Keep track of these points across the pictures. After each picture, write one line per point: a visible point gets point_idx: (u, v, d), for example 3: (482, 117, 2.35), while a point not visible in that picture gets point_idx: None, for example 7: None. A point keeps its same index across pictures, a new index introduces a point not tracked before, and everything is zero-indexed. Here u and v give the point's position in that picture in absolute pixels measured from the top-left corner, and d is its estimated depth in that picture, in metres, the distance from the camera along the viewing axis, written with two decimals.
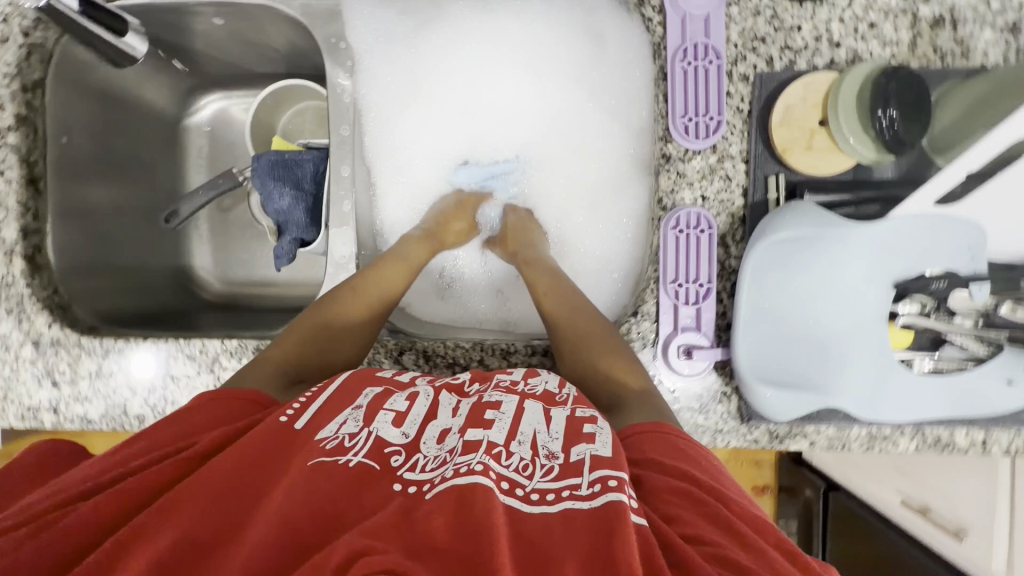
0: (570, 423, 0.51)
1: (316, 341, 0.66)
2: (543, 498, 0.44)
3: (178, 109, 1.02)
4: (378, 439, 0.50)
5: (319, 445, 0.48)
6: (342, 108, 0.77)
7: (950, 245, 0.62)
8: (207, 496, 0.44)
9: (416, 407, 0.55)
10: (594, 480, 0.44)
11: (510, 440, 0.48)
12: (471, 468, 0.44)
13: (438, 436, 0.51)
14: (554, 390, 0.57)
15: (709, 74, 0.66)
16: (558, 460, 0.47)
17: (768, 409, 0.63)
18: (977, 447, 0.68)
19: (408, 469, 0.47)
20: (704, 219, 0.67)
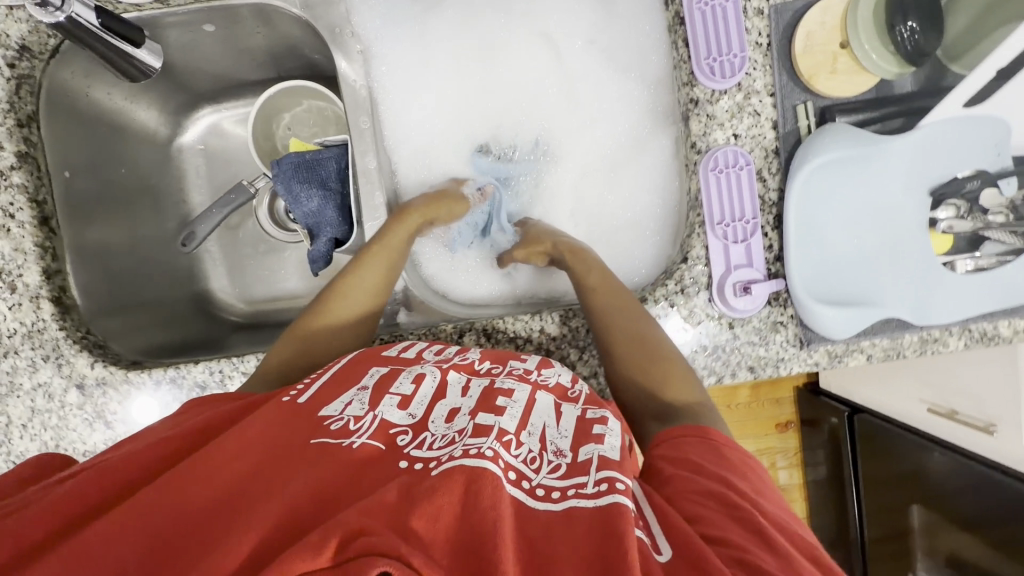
0: (580, 424, 0.51)
1: (317, 341, 0.64)
2: (549, 495, 0.44)
3: (169, 130, 0.98)
4: (383, 422, 0.51)
5: (324, 426, 0.50)
6: (358, 100, 0.76)
7: (978, 146, 0.64)
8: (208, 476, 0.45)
9: (423, 388, 0.55)
10: (601, 480, 0.43)
11: (521, 429, 0.49)
12: (481, 452, 0.45)
13: (447, 415, 0.52)
14: (567, 384, 0.57)
15: (725, 13, 0.66)
16: (566, 458, 0.47)
17: (827, 328, 0.66)
18: (1021, 335, 0.71)
19: (415, 447, 0.48)
20: (740, 156, 0.68)
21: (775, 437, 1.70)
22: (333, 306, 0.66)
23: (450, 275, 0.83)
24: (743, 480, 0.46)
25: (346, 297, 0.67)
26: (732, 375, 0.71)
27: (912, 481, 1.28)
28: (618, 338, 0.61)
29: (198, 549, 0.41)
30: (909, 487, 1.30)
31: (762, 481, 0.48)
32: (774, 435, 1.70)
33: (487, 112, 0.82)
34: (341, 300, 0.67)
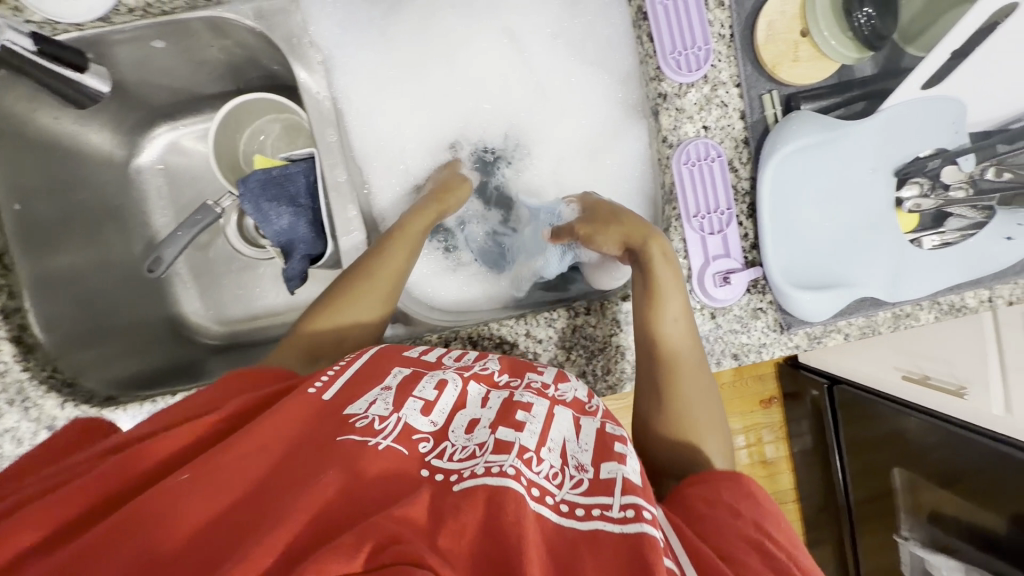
0: (599, 436, 0.52)
1: (332, 330, 0.64)
2: (573, 512, 0.45)
3: (125, 151, 0.94)
4: (406, 426, 0.49)
5: (349, 424, 0.49)
6: (323, 113, 0.73)
7: (936, 124, 0.67)
8: (228, 472, 0.43)
9: (444, 397, 0.53)
10: (627, 505, 0.44)
11: (540, 446, 0.49)
12: (503, 471, 0.45)
13: (466, 426, 0.51)
14: (584, 399, 0.56)
15: (688, 4, 0.66)
16: (588, 473, 0.48)
17: (803, 312, 0.67)
18: (986, 304, 0.73)
19: (436, 456, 0.48)
20: (711, 148, 0.68)
21: (761, 413, 1.77)
22: (348, 300, 0.65)
23: (432, 281, 0.82)
24: (774, 528, 0.47)
25: (366, 295, 0.66)
26: (717, 363, 0.72)
27: (891, 444, 1.32)
28: (680, 395, 0.59)
29: (221, 549, 0.39)
30: (890, 448, 1.32)
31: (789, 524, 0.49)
32: (759, 412, 1.77)
33: (459, 113, 0.81)
34: (359, 295, 0.66)
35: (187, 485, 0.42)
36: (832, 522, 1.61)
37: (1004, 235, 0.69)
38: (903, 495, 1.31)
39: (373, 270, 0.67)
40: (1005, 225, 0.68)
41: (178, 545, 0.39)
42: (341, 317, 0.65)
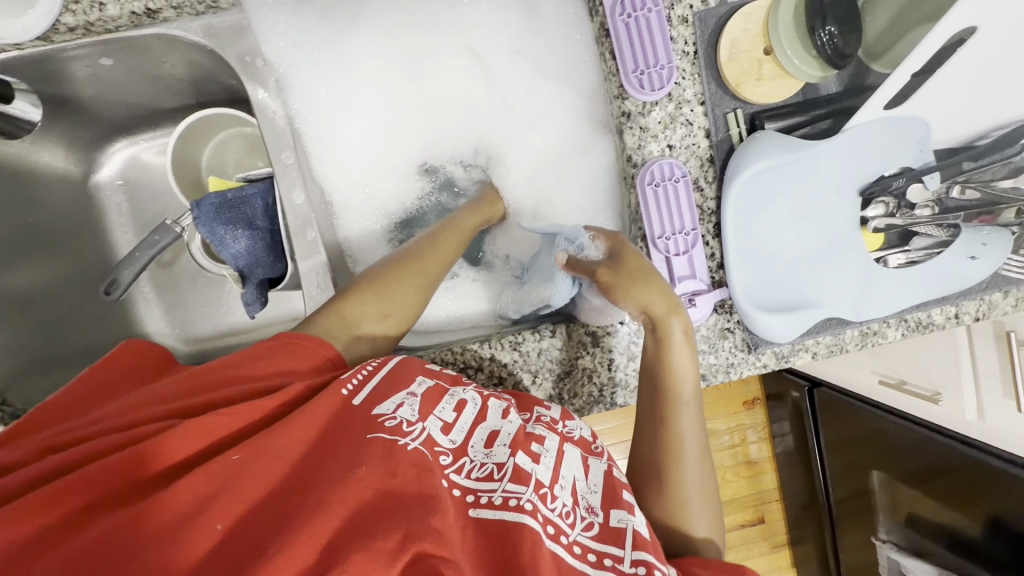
0: (609, 480, 0.54)
1: (378, 306, 0.62)
2: (585, 556, 0.48)
3: (82, 168, 0.91)
4: (430, 437, 0.51)
5: (378, 422, 0.50)
6: (279, 133, 0.71)
7: (900, 143, 0.66)
8: (263, 463, 0.45)
9: (464, 416, 0.55)
10: (638, 561, 0.47)
11: (554, 482, 0.51)
12: (521, 506, 0.47)
13: (485, 439, 0.54)
14: (590, 439, 0.59)
15: (649, 23, 0.65)
16: (597, 517, 0.51)
17: (767, 333, 0.66)
18: (953, 320, 0.73)
19: (455, 471, 0.51)
20: (676, 168, 0.67)
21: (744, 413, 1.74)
22: (397, 278, 0.64)
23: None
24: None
25: (414, 275, 0.65)
26: None
27: (868, 445, 1.30)
28: (677, 451, 0.58)
29: (259, 537, 0.40)
30: (867, 450, 1.31)
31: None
32: (743, 412, 1.73)
33: (429, 128, 0.82)
34: (407, 274, 0.65)
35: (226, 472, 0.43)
36: (812, 523, 1.61)
37: (968, 255, 0.68)
38: (882, 492, 1.31)
39: (421, 254, 0.68)
40: (969, 244, 0.68)
41: (218, 531, 0.40)
42: (387, 294, 0.63)
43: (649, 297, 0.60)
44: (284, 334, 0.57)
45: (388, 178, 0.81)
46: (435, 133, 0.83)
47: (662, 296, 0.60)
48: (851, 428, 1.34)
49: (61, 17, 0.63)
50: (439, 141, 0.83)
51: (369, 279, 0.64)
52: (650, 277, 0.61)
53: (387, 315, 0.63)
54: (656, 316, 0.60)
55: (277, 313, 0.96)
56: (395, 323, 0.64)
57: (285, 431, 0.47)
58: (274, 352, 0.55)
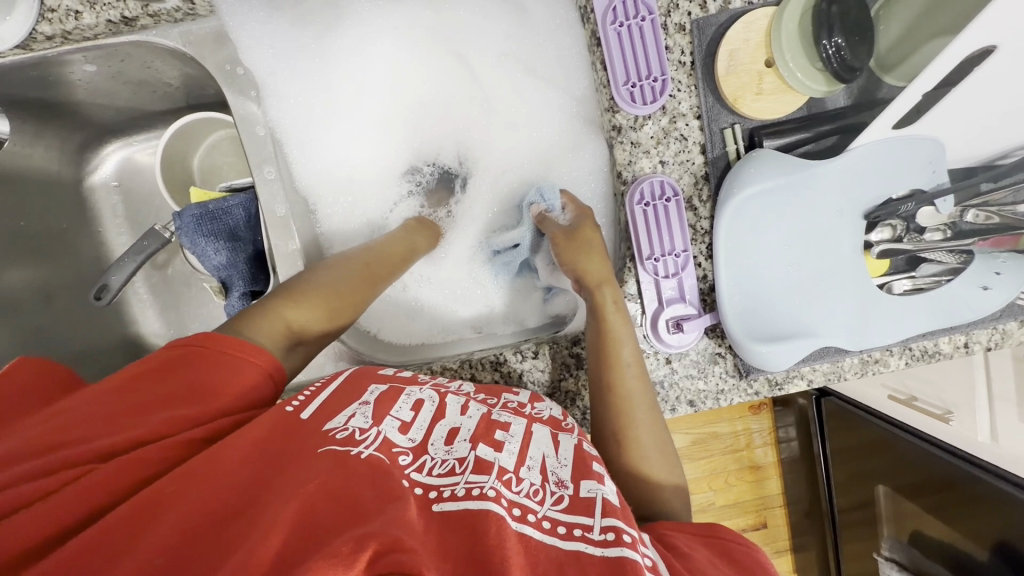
0: (578, 454, 0.50)
1: (327, 320, 0.61)
2: (555, 530, 0.43)
3: (75, 170, 0.91)
4: (386, 440, 0.48)
5: (329, 436, 0.47)
6: (259, 142, 0.68)
7: (909, 164, 0.62)
8: (213, 479, 0.42)
9: (422, 415, 0.52)
10: (607, 527, 0.42)
11: (519, 466, 0.47)
12: (483, 493, 0.43)
13: (446, 437, 0.50)
14: (560, 415, 0.56)
15: (643, 31, 0.62)
16: (568, 489, 0.46)
17: (764, 364, 0.63)
18: (962, 350, 0.69)
19: (416, 470, 0.46)
20: (668, 186, 0.64)
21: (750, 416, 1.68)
22: (353, 293, 0.63)
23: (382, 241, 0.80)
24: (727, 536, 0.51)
25: (366, 292, 0.65)
26: (671, 410, 0.68)
27: (876, 454, 1.26)
28: (623, 403, 0.58)
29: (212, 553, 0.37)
30: (875, 462, 1.27)
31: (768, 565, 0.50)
32: (749, 415, 1.68)
33: (414, 133, 0.82)
34: (361, 282, 0.65)
35: (180, 492, 0.40)
36: (815, 532, 1.58)
37: (981, 285, 0.63)
38: (886, 504, 1.27)
39: (375, 270, 0.67)
40: (981, 273, 0.63)
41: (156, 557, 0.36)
42: (340, 309, 0.62)
43: (587, 264, 0.66)
44: (213, 337, 0.52)
45: (373, 186, 0.81)
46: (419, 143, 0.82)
47: (600, 267, 0.65)
48: (860, 438, 1.29)
49: (37, 26, 0.62)
50: (433, 153, 0.83)
51: (325, 289, 0.61)
52: (595, 250, 0.66)
53: (330, 330, 0.62)
54: (590, 283, 0.65)
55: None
56: (333, 336, 0.63)
57: (239, 448, 0.44)
58: (207, 361, 0.50)
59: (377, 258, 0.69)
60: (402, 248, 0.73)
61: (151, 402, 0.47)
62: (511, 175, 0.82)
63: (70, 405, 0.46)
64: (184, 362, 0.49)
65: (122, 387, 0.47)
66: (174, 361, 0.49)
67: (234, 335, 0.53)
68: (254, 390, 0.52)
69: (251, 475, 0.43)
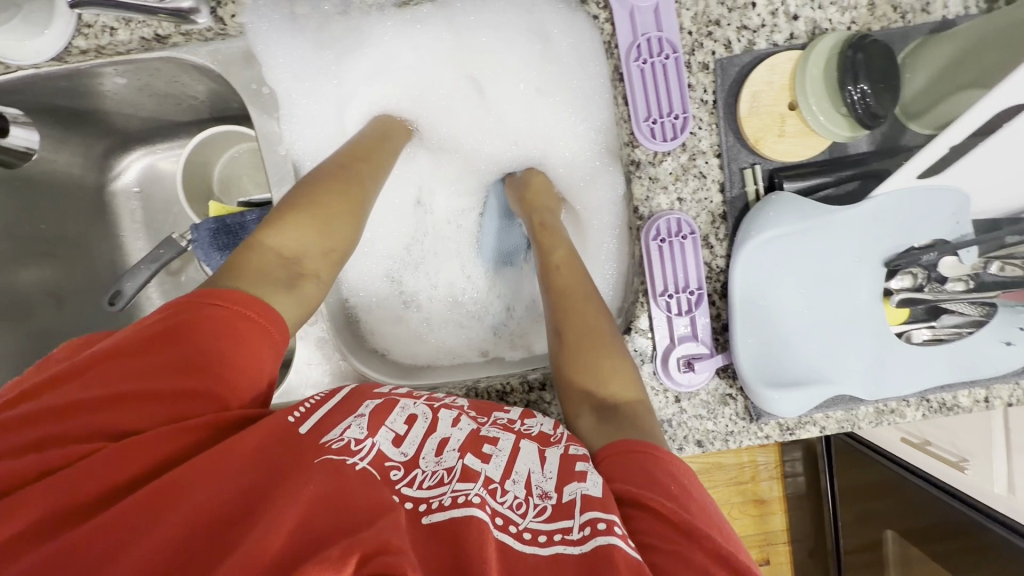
0: (564, 461, 0.49)
1: (319, 236, 0.61)
2: (535, 539, 0.43)
3: (98, 175, 0.93)
4: (379, 453, 0.48)
5: (324, 447, 0.47)
6: (278, 161, 0.71)
7: (935, 215, 0.60)
8: (216, 479, 0.42)
9: (416, 428, 0.51)
10: (584, 523, 0.43)
11: (505, 478, 0.47)
12: (468, 499, 0.44)
13: (437, 448, 0.50)
14: (550, 430, 0.54)
15: (666, 69, 0.62)
16: (551, 499, 0.46)
17: (774, 410, 0.61)
18: (981, 404, 0.67)
19: (407, 485, 0.46)
20: (684, 223, 0.64)
21: (756, 447, 1.61)
22: (342, 208, 0.63)
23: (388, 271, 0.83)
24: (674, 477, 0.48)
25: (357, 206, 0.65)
26: (679, 449, 0.67)
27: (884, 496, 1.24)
28: (579, 327, 0.62)
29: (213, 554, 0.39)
30: (885, 500, 1.24)
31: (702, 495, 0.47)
32: (755, 447, 1.61)
33: None
34: (347, 184, 0.66)
35: (182, 488, 0.41)
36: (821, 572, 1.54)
37: (1003, 340, 0.62)
38: (892, 549, 1.24)
39: (361, 186, 0.67)
40: (1005, 328, 0.62)
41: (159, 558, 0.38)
42: (334, 226, 0.62)
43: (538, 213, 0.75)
44: (229, 293, 0.51)
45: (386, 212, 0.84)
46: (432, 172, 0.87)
47: (548, 212, 0.76)
48: (869, 476, 1.28)
49: (73, 41, 0.65)
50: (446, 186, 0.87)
51: (308, 201, 0.62)
52: (542, 202, 0.77)
53: (333, 249, 0.62)
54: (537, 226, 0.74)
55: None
56: (338, 254, 0.63)
57: (242, 447, 0.44)
58: (226, 326, 0.49)
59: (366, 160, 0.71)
60: (387, 147, 0.75)
61: (164, 368, 0.46)
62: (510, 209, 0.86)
63: (71, 373, 0.45)
64: (189, 334, 0.47)
65: (134, 351, 0.46)
66: (187, 324, 0.48)
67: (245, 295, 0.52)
68: (248, 375, 0.50)
69: (248, 474, 0.43)
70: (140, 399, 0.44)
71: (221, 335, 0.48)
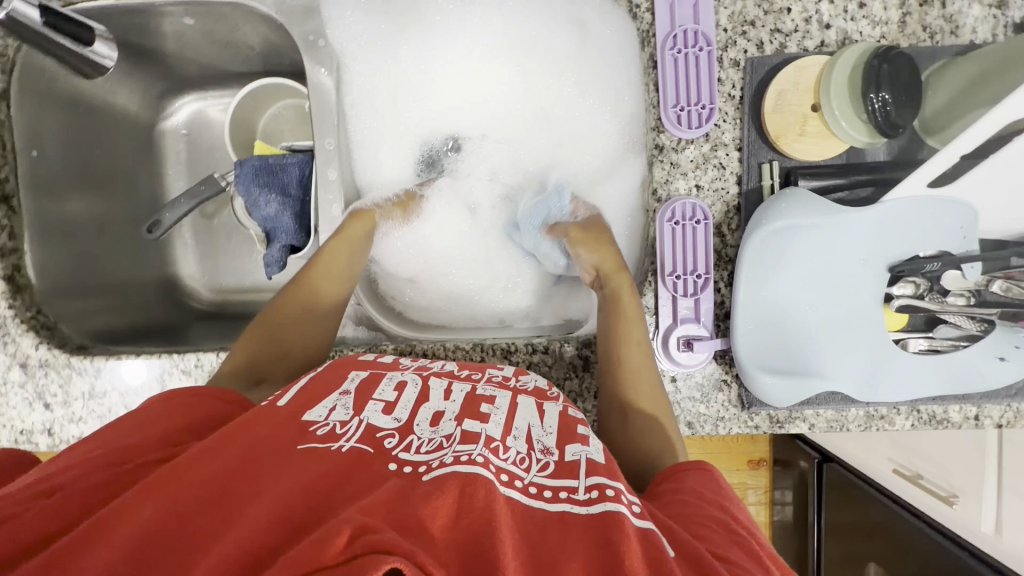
0: (565, 422, 0.54)
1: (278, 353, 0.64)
2: (541, 494, 0.46)
3: (151, 113, 0.98)
4: (370, 426, 0.51)
5: (310, 432, 0.49)
6: (325, 109, 0.76)
7: (943, 227, 0.63)
8: (188, 487, 0.42)
9: (405, 395, 0.56)
10: (591, 486, 0.46)
11: (506, 435, 0.51)
12: (472, 459, 0.46)
13: (431, 419, 0.53)
14: (545, 386, 0.61)
15: (698, 61, 0.65)
16: (554, 456, 0.50)
17: (765, 395, 0.64)
18: (971, 421, 0.69)
19: (403, 450, 0.48)
20: (699, 209, 0.67)
21: (747, 471, 1.64)
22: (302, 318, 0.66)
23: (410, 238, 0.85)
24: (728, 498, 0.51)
25: (322, 301, 0.68)
26: None
27: (875, 537, 1.25)
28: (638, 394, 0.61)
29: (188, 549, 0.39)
30: (879, 538, 1.23)
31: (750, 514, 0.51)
32: (747, 471, 1.64)
33: (467, 124, 0.86)
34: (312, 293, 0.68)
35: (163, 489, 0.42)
36: None
37: (998, 356, 0.64)
38: None
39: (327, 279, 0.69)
40: (1000, 344, 0.63)
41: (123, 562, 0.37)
42: (292, 339, 0.65)
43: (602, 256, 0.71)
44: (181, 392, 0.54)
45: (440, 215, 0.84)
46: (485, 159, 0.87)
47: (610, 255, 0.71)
48: (858, 514, 1.29)
49: None
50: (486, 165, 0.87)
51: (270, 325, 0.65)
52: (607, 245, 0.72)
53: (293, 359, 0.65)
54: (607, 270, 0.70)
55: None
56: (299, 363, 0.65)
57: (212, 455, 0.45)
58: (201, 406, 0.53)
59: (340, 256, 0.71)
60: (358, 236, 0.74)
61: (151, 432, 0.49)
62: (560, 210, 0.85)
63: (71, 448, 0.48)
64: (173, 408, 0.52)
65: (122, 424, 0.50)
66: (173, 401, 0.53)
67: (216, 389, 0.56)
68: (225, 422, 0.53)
69: (225, 471, 0.44)
70: (125, 445, 0.47)
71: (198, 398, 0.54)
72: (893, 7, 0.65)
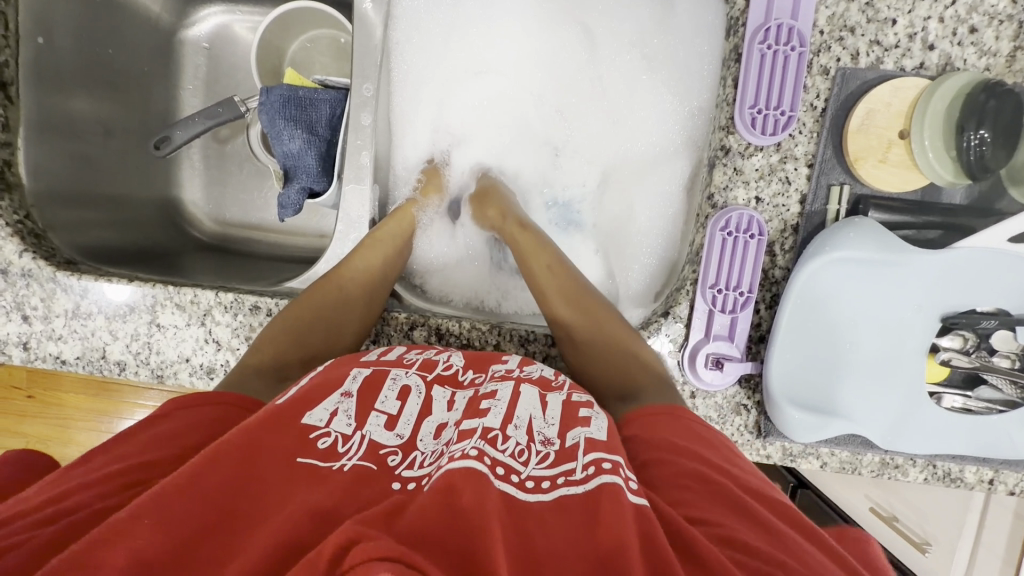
0: (566, 406, 0.48)
1: (300, 350, 0.60)
2: (539, 486, 0.42)
3: (173, 18, 0.89)
4: (372, 443, 0.47)
5: (311, 444, 0.46)
6: (370, 48, 0.71)
7: (1008, 284, 0.59)
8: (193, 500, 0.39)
9: (409, 407, 0.51)
10: (588, 463, 0.43)
11: (506, 424, 0.46)
12: (465, 452, 0.43)
13: (434, 432, 0.49)
14: (550, 376, 0.53)
15: (787, 62, 0.59)
16: (554, 446, 0.45)
17: (790, 431, 0.61)
18: (985, 485, 0.67)
19: (406, 467, 0.45)
20: (755, 223, 0.61)
21: None
22: (328, 314, 0.62)
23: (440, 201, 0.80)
24: (722, 455, 0.46)
25: (347, 293, 0.64)
26: None
27: None
28: (592, 344, 0.60)
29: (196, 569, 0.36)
30: None
31: (741, 459, 0.47)
32: None
33: (518, 91, 0.79)
34: (331, 286, 0.64)
35: (164, 503, 0.38)
36: None
37: None
38: None
39: (352, 272, 0.66)
40: None
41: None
42: (317, 333, 0.61)
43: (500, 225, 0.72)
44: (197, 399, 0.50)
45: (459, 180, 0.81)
46: (521, 127, 0.81)
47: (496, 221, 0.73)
48: None
49: None
50: (520, 137, 0.81)
51: (291, 319, 0.61)
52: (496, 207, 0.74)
53: (313, 358, 0.60)
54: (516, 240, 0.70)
55: (307, 240, 0.93)
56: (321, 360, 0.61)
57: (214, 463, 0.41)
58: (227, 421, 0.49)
59: (370, 256, 0.67)
60: (397, 242, 0.70)
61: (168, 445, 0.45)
62: (595, 198, 0.81)
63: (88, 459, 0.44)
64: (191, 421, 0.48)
65: (140, 429, 0.47)
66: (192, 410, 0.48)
67: (240, 394, 0.52)
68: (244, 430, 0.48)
69: (230, 487, 0.41)
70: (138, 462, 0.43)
71: (222, 416, 0.49)
72: (1006, 38, 0.59)
